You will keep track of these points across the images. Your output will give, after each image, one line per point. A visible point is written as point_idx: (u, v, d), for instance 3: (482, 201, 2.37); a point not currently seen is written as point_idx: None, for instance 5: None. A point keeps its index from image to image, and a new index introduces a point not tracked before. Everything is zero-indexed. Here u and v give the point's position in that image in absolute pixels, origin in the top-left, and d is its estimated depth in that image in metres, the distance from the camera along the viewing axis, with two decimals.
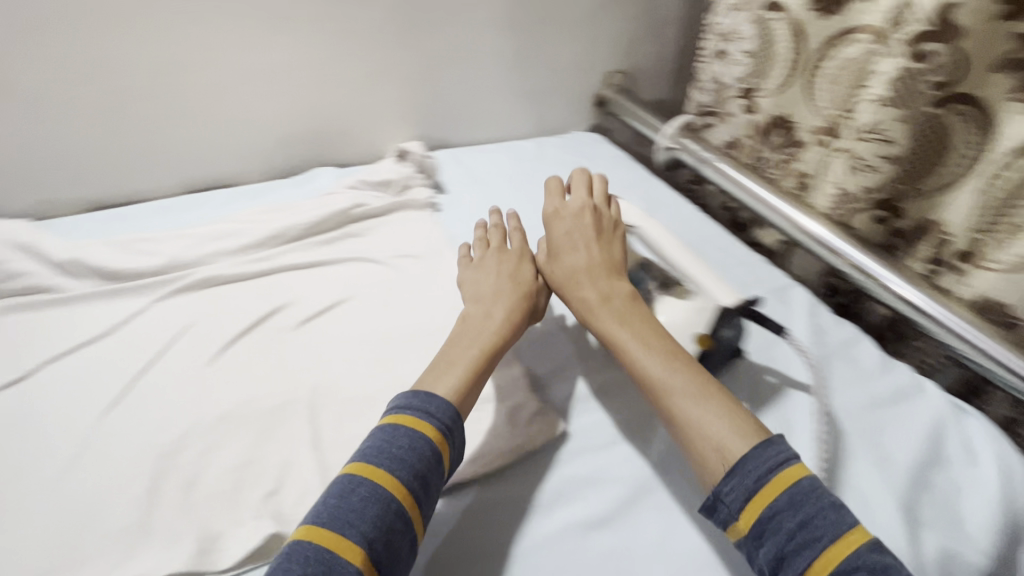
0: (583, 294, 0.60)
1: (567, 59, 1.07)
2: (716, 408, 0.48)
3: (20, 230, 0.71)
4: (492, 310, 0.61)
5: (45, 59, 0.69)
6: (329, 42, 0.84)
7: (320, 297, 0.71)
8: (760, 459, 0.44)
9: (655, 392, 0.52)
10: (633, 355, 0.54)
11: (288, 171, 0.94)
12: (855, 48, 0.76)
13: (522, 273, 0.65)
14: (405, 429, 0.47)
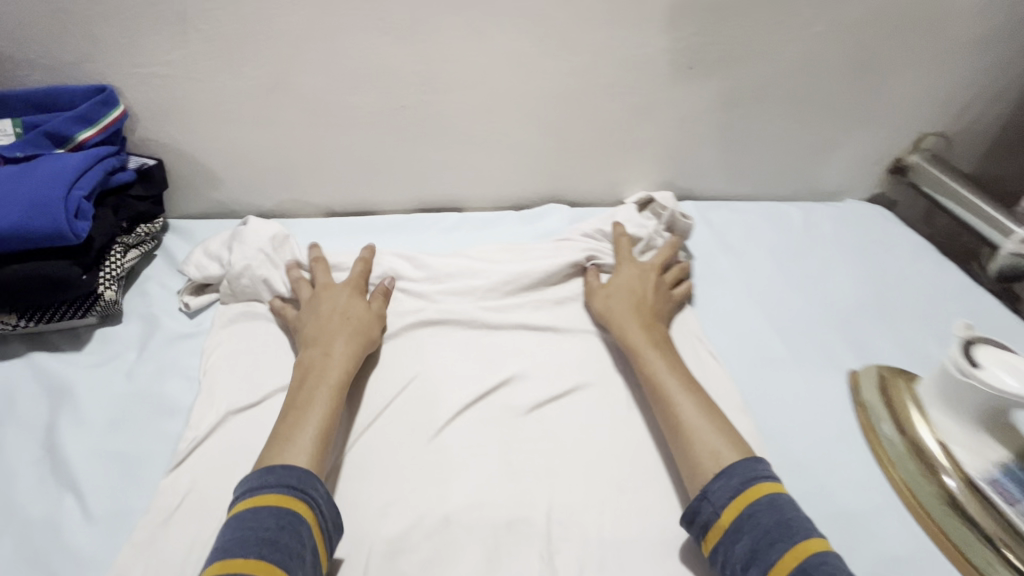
0: (629, 322, 0.63)
1: (875, 113, 0.83)
2: (703, 432, 0.52)
3: (271, 235, 0.68)
4: (331, 349, 0.57)
5: (331, 67, 0.67)
6: (605, 72, 0.72)
7: (551, 381, 0.62)
8: (739, 471, 0.47)
9: (676, 422, 0.54)
10: (662, 381, 0.57)
11: (515, 203, 0.86)
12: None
13: (351, 309, 0.62)
14: (266, 509, 0.43)
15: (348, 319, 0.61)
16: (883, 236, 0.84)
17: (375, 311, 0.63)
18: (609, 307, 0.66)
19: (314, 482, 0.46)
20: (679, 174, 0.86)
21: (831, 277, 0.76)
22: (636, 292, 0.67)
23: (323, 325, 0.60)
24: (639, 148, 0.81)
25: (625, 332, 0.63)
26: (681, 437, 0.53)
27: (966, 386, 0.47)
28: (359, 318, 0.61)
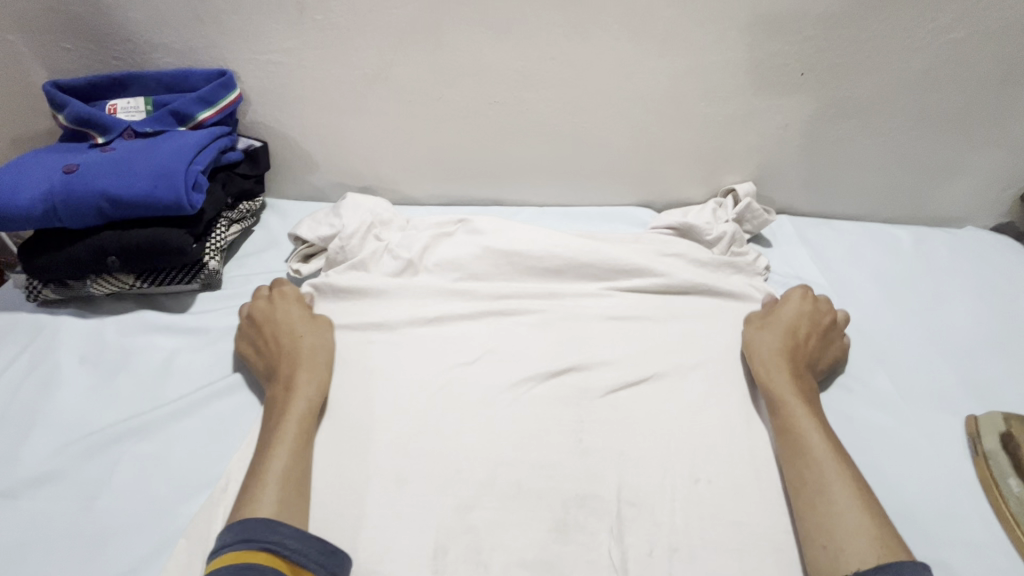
0: (774, 365, 0.56)
1: (1013, 133, 0.75)
2: (847, 507, 0.45)
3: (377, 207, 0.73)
4: (292, 384, 0.53)
5: (430, 59, 0.68)
6: (708, 73, 0.69)
7: (626, 375, 0.59)
8: (907, 570, 0.39)
9: (817, 484, 0.47)
10: (807, 434, 0.50)
11: (596, 200, 0.84)
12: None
13: (315, 333, 0.58)
14: (229, 570, 0.39)
15: (304, 346, 0.57)
16: (1004, 265, 0.76)
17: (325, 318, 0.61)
18: (758, 338, 0.59)
19: (274, 524, 0.42)
20: (775, 188, 0.81)
21: (945, 308, 0.69)
22: (793, 332, 0.59)
23: (296, 352, 0.56)
24: (736, 154, 0.77)
25: (773, 372, 0.56)
26: (817, 497, 0.46)
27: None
28: (316, 345, 0.57)
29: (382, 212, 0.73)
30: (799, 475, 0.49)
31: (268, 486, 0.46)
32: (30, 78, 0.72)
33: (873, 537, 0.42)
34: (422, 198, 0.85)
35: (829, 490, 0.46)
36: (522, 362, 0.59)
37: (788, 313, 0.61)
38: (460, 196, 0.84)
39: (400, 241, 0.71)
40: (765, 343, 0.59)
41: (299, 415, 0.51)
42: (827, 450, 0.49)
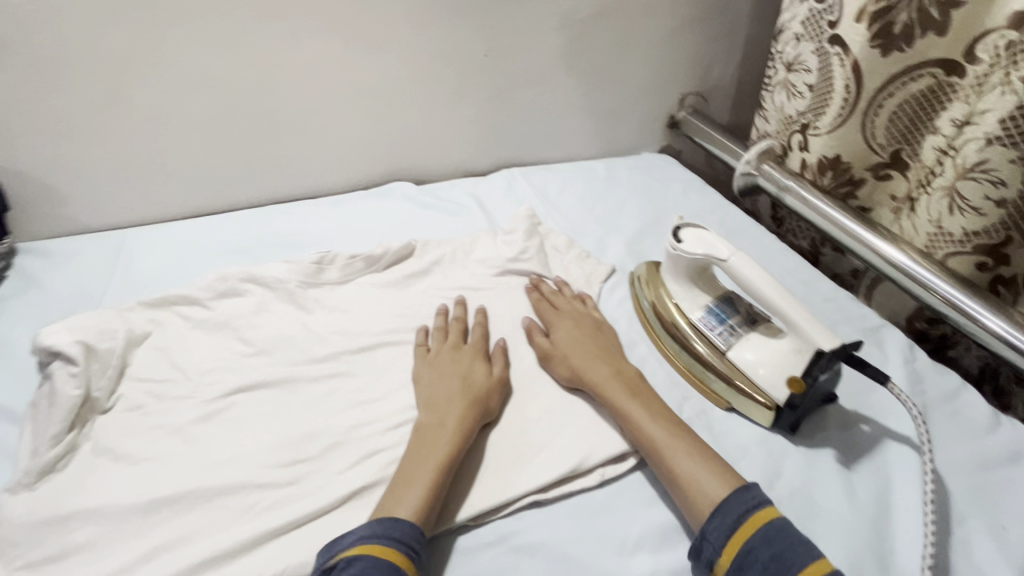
0: (596, 375, 0.59)
1: (641, 80, 1.07)
2: (684, 455, 0.51)
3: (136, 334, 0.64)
4: (445, 417, 0.54)
5: (159, 77, 0.74)
6: (414, 62, 0.86)
7: (395, 308, 0.72)
8: (734, 505, 0.47)
9: (660, 457, 0.52)
10: (638, 422, 0.54)
11: (365, 184, 0.97)
12: (929, 81, 0.75)
13: (475, 374, 0.59)
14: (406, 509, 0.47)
15: (471, 385, 0.57)
16: (664, 176, 1.06)
17: (501, 373, 0.60)
18: (571, 350, 0.62)
19: (418, 530, 0.46)
20: (502, 145, 1.03)
21: (625, 209, 0.96)
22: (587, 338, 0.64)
23: (437, 392, 0.57)
24: (460, 124, 0.97)
25: (599, 380, 0.58)
26: (661, 462, 0.51)
27: (682, 255, 0.65)
28: (478, 380, 0.58)
29: (71, 380, 0.56)
30: (641, 449, 0.53)
31: (402, 490, 0.48)
32: None
33: (717, 478, 0.49)
34: (197, 211, 0.89)
35: (668, 450, 0.51)
36: (309, 317, 0.70)
37: (561, 331, 0.64)
38: (234, 202, 0.90)
39: (113, 392, 0.59)
40: (573, 356, 0.61)
41: (448, 439, 0.52)
42: (660, 428, 0.53)
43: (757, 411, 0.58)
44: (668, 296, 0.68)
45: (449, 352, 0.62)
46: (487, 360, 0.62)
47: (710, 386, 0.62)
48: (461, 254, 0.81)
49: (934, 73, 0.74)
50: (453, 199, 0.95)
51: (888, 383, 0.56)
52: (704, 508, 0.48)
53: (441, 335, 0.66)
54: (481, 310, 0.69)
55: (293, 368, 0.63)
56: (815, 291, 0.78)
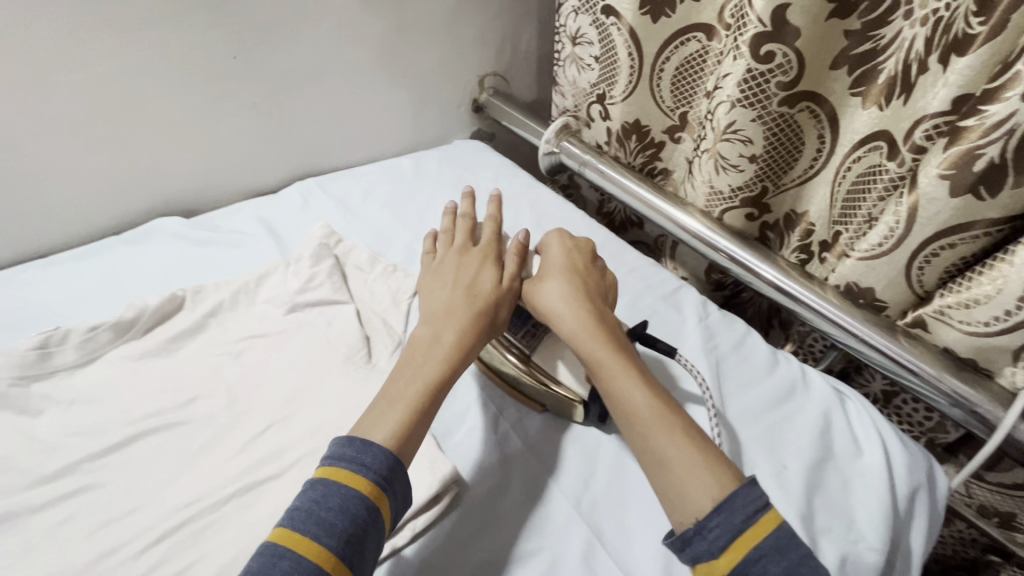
0: (582, 332, 0.54)
1: (434, 65, 1.00)
2: (669, 430, 0.47)
3: None
4: (442, 334, 0.54)
5: None
6: (146, 74, 0.71)
7: (159, 379, 0.60)
8: (740, 502, 0.41)
9: (639, 427, 0.48)
10: (620, 385, 0.50)
11: (118, 226, 0.81)
12: (696, 45, 0.78)
13: (480, 283, 0.60)
14: (361, 440, 0.45)
15: (473, 292, 0.59)
16: (475, 164, 1.02)
17: (516, 285, 0.62)
18: (549, 294, 0.58)
19: (395, 460, 0.45)
20: (288, 155, 0.92)
21: (434, 207, 0.90)
22: (573, 279, 0.59)
23: (439, 304, 0.58)
24: (228, 138, 0.83)
25: (578, 335, 0.54)
26: (651, 439, 0.47)
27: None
28: (478, 288, 0.59)
29: None
30: (628, 418, 0.49)
31: (376, 422, 0.47)
32: None
33: (711, 468, 0.44)
34: None
35: (649, 421, 0.48)
36: (34, 420, 0.55)
37: (558, 260, 0.61)
38: None
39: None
40: (556, 300, 0.57)
41: (438, 360, 0.52)
42: (643, 391, 0.50)
43: (566, 407, 0.57)
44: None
45: (458, 259, 0.64)
46: (496, 265, 0.63)
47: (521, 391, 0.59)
48: (243, 296, 0.70)
49: (697, 38, 0.77)
50: (236, 228, 0.82)
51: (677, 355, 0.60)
52: (704, 503, 0.42)
53: (449, 240, 0.69)
54: (499, 207, 0.72)
55: (13, 498, 0.49)
56: (621, 264, 0.80)
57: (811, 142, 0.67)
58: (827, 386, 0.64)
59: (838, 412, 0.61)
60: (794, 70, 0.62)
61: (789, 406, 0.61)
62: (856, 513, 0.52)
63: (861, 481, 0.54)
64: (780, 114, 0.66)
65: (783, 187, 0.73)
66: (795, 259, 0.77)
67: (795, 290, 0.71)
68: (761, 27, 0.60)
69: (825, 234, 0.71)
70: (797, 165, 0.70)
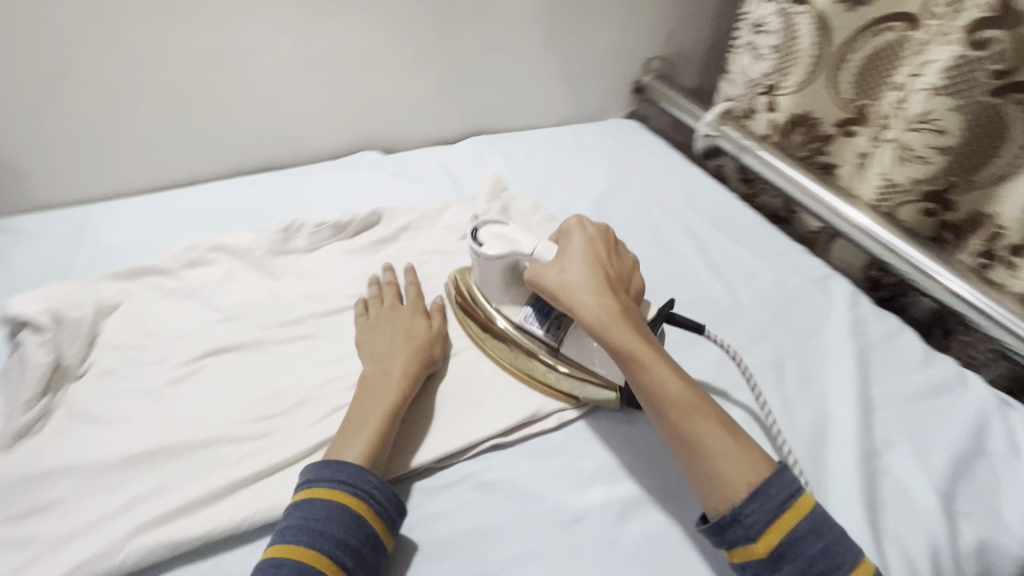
0: (606, 322, 0.51)
1: (608, 44, 1.07)
2: (709, 427, 0.46)
3: (106, 302, 0.65)
4: (389, 367, 0.55)
5: (116, 49, 0.73)
6: (380, 28, 0.86)
7: (363, 272, 0.74)
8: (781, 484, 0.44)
9: (676, 422, 0.47)
10: (650, 375, 0.48)
11: (332, 155, 0.97)
12: (891, 35, 0.76)
13: (415, 330, 0.60)
14: (336, 460, 0.47)
15: (409, 335, 0.59)
16: (631, 141, 1.08)
17: (438, 329, 0.62)
18: (569, 277, 0.54)
19: (365, 472, 0.47)
20: (469, 113, 1.04)
21: (589, 172, 0.98)
22: (596, 262, 0.55)
23: (380, 344, 0.59)
24: (426, 91, 0.97)
25: (602, 322, 0.51)
26: (692, 429, 0.46)
27: (488, 262, 0.60)
28: (416, 332, 0.60)
29: (42, 347, 0.57)
30: (659, 408, 0.47)
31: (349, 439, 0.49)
32: None
33: (752, 463, 0.44)
34: (162, 186, 0.88)
35: (690, 417, 0.46)
36: (276, 283, 0.72)
37: (575, 245, 0.57)
38: (199, 175, 0.89)
39: (84, 357, 0.60)
40: (580, 282, 0.53)
41: (393, 389, 0.53)
42: (678, 385, 0.48)
43: (596, 390, 0.57)
44: (485, 301, 0.63)
45: (389, 313, 0.63)
46: (427, 315, 0.63)
47: (551, 385, 0.59)
48: (426, 221, 0.83)
49: (894, 27, 0.76)
50: (422, 167, 0.96)
51: (705, 333, 0.59)
52: (741, 490, 0.43)
53: (379, 301, 0.66)
54: (409, 270, 0.70)
55: (264, 331, 0.65)
56: (770, 246, 0.81)
57: (1015, 138, 0.64)
58: (990, 393, 0.61)
59: (998, 416, 0.58)
60: (1013, 57, 0.60)
61: (943, 402, 0.60)
62: (1004, 510, 0.51)
63: (1015, 483, 0.53)
64: (984, 105, 0.64)
65: (977, 186, 0.70)
66: (972, 263, 0.73)
67: (969, 294, 0.68)
68: (985, 12, 0.60)
69: (1016, 238, 0.67)
70: (995, 163, 0.67)
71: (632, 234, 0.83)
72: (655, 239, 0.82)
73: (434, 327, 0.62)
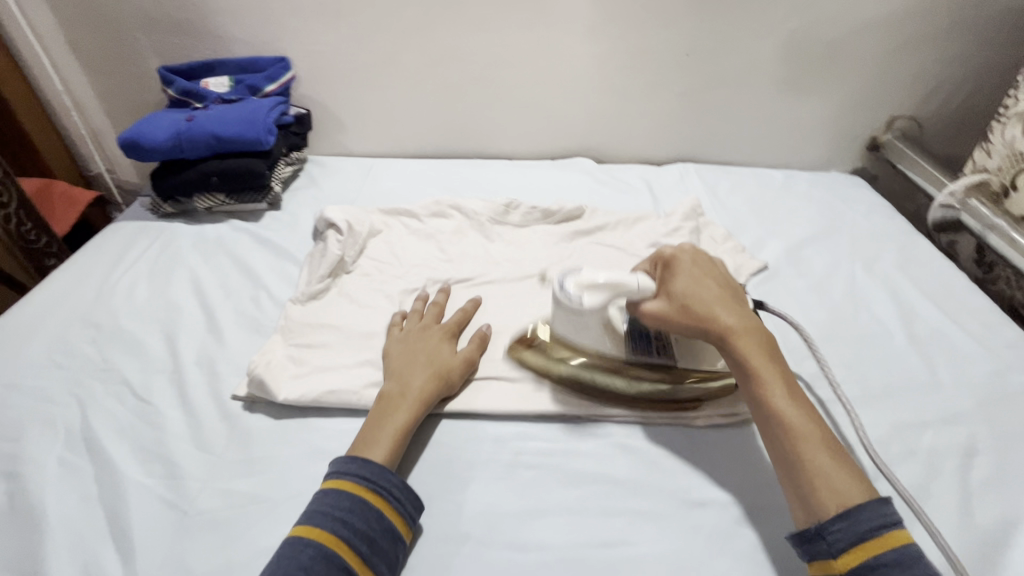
0: (736, 337, 0.54)
1: (847, 95, 1.04)
2: (817, 448, 0.48)
3: (376, 227, 0.88)
4: (406, 388, 0.59)
5: (426, 49, 0.97)
6: (624, 56, 0.97)
7: (558, 253, 0.86)
8: (868, 515, 0.44)
9: (787, 438, 0.49)
10: (769, 394, 0.51)
11: (552, 155, 1.12)
12: None
13: (437, 352, 0.64)
14: (359, 458, 0.53)
15: (430, 355, 0.63)
16: (850, 194, 1.02)
17: (466, 353, 0.65)
18: (702, 292, 0.57)
19: (386, 472, 0.52)
20: (683, 140, 1.10)
21: (793, 215, 0.96)
22: (718, 280, 0.59)
23: (403, 360, 0.63)
24: (648, 115, 1.05)
25: (723, 332, 0.55)
26: (795, 445, 0.49)
27: (587, 312, 0.59)
28: (438, 357, 0.63)
29: (336, 245, 0.82)
30: (770, 420, 0.51)
31: (366, 444, 0.55)
32: (144, 63, 1.02)
33: (855, 486, 0.46)
34: (423, 154, 1.12)
35: (801, 437, 0.49)
36: (489, 244, 0.88)
37: (696, 263, 0.60)
38: (450, 151, 1.12)
39: (355, 260, 0.83)
40: (711, 296, 0.57)
41: (409, 406, 0.58)
42: (792, 407, 0.51)
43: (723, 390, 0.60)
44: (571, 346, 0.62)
45: (422, 330, 0.67)
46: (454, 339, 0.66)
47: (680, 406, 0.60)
48: (622, 224, 0.91)
49: None
50: (626, 179, 1.04)
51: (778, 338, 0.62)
52: (831, 507, 0.46)
53: (418, 318, 0.70)
54: (472, 299, 0.74)
55: (473, 275, 0.81)
56: (996, 335, 0.72)
57: None
58: None
59: None
60: None
61: None
62: None
63: None
64: None
65: None
66: None
67: None
68: None
69: None
70: None
71: (826, 284, 0.81)
72: (851, 294, 0.79)
73: (458, 353, 0.65)
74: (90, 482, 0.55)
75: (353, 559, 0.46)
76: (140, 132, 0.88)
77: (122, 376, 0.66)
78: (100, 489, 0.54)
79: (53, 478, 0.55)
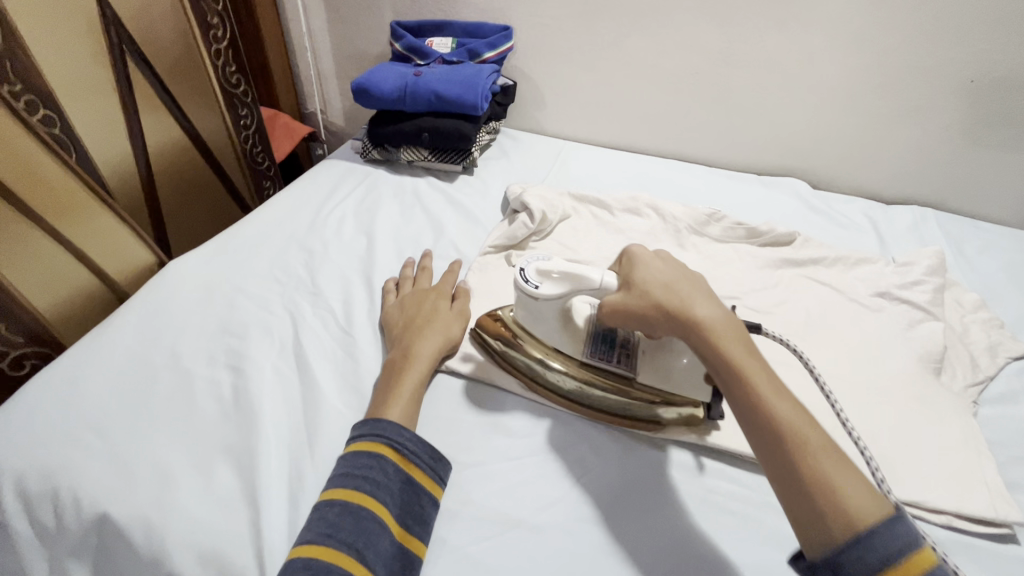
0: (726, 330, 0.45)
1: None
2: (822, 454, 0.39)
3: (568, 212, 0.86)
4: (413, 350, 0.60)
5: (655, 38, 0.91)
6: (884, 71, 0.84)
7: (762, 278, 0.77)
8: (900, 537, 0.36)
9: (789, 450, 0.40)
10: (759, 394, 0.42)
11: (756, 168, 1.01)
12: None
13: (433, 312, 0.65)
14: (371, 419, 0.53)
15: (431, 319, 0.64)
16: None
17: (456, 313, 0.67)
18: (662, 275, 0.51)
19: (401, 428, 0.52)
20: (929, 182, 0.92)
21: None
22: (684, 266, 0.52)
23: (404, 326, 0.64)
24: (889, 145, 0.91)
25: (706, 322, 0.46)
26: (797, 455, 0.39)
27: (546, 302, 0.58)
28: (438, 319, 0.64)
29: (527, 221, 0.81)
30: (753, 423, 0.42)
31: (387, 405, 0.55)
32: (379, 17, 1.08)
33: (872, 498, 0.38)
34: (615, 145, 1.08)
35: (804, 443, 0.40)
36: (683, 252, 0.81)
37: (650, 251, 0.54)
38: (645, 146, 1.06)
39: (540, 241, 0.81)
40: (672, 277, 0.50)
41: (420, 368, 0.59)
42: (792, 408, 0.41)
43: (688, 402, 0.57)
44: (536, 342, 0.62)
45: (416, 295, 0.68)
46: (448, 300, 0.68)
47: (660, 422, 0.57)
48: (840, 262, 0.79)
49: None
50: (845, 212, 0.91)
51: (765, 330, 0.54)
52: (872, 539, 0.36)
53: (407, 283, 0.71)
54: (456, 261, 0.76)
55: None
56: None
57: None
58: None
59: None
60: None
61: None
62: None
63: None
64: None
65: None
66: None
67: None
68: None
69: None
70: None
71: None
72: None
73: (454, 312, 0.67)
74: (294, 394, 0.59)
75: (381, 511, 0.47)
76: (370, 81, 0.93)
77: (326, 303, 0.70)
78: (303, 404, 0.58)
79: (268, 382, 0.60)
